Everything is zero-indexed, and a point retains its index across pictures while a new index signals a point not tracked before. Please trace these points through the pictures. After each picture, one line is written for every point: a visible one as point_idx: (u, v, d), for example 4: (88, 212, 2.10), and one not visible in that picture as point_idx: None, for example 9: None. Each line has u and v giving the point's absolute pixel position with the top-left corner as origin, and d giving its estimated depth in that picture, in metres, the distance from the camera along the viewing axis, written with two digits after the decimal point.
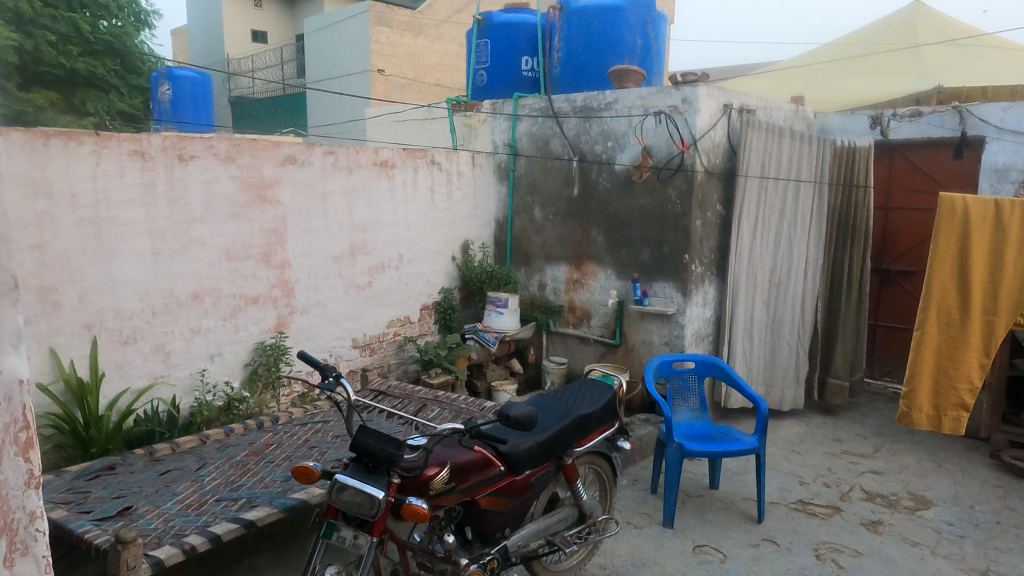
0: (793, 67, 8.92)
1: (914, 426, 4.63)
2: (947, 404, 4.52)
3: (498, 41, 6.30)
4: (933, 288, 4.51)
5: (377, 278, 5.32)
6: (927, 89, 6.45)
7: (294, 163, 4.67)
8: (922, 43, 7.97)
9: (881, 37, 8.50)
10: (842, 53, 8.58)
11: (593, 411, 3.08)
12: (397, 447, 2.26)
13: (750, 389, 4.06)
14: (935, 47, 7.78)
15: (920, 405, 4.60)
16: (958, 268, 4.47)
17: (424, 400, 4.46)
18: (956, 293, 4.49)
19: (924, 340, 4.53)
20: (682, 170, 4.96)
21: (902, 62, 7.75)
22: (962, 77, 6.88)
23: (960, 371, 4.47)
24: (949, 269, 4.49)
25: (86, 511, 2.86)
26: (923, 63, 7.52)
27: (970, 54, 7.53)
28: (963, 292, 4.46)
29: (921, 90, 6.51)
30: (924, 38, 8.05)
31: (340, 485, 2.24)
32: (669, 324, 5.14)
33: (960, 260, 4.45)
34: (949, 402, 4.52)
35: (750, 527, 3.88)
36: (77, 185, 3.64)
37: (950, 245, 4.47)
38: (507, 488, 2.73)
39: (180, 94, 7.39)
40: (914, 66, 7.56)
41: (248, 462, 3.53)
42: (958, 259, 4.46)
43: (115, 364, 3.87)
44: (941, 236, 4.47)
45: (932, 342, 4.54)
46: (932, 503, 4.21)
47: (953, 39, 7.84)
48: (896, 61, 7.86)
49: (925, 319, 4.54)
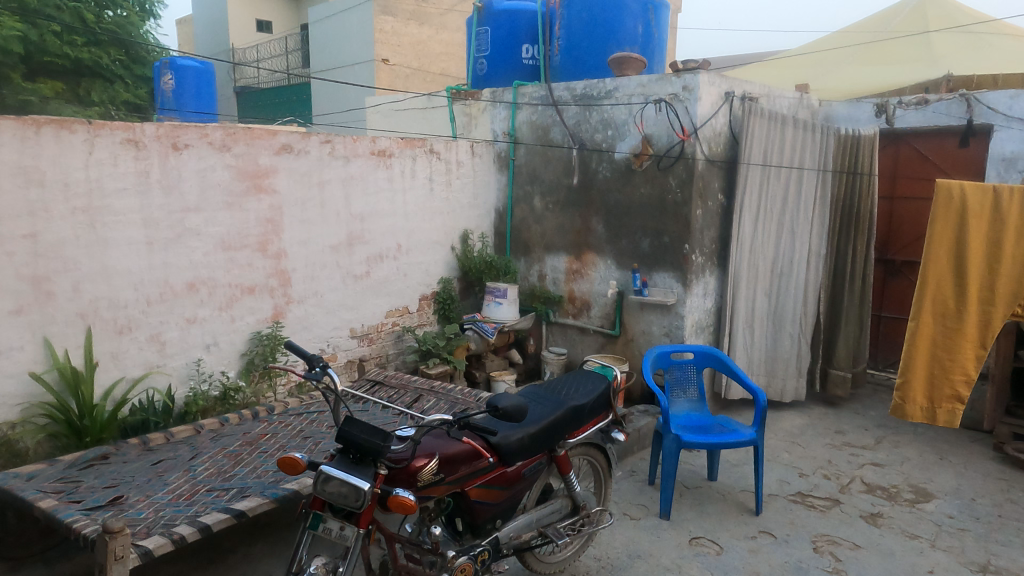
0: (800, 54, 8.80)
1: (908, 419, 4.57)
2: (941, 396, 4.45)
3: (499, 29, 6.23)
4: (929, 277, 4.42)
5: (375, 268, 5.29)
6: (937, 77, 6.36)
7: (291, 152, 4.64)
8: (932, 29, 7.86)
9: (892, 24, 8.40)
10: (851, 40, 8.48)
11: (586, 402, 3.05)
12: (384, 438, 2.24)
13: (749, 380, 4.02)
14: (944, 34, 7.68)
15: (914, 398, 4.54)
16: (954, 257, 4.39)
17: (420, 390, 4.42)
18: (953, 282, 4.40)
19: (920, 330, 4.46)
20: (682, 159, 4.90)
21: (911, 50, 7.65)
22: (974, 65, 6.76)
23: (956, 363, 4.40)
24: (946, 257, 4.40)
25: (77, 501, 2.85)
26: (933, 51, 7.41)
27: (980, 40, 7.42)
28: (960, 281, 4.37)
29: (930, 78, 6.43)
30: (934, 25, 7.94)
31: (325, 476, 2.22)
32: (669, 315, 5.10)
33: (958, 248, 4.37)
34: (944, 395, 4.46)
35: (747, 519, 3.85)
36: (70, 174, 3.62)
37: (947, 232, 4.38)
38: (499, 479, 2.70)
39: (183, 82, 7.33)
40: (924, 53, 7.47)
41: (242, 452, 3.51)
42: (956, 246, 4.38)
43: (110, 354, 3.87)
44: (938, 223, 4.39)
45: (928, 332, 4.47)
46: (933, 496, 4.16)
47: (963, 26, 7.73)
48: (905, 48, 7.77)
49: (921, 309, 4.46)
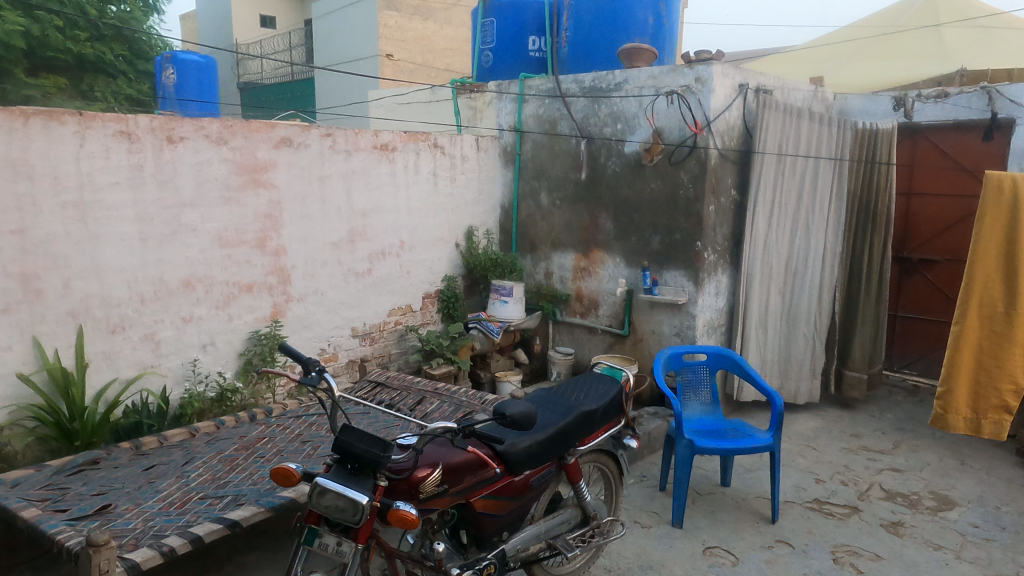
0: (808, 48, 8.63)
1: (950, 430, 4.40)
2: (987, 407, 4.29)
3: (505, 21, 6.07)
4: (976, 277, 4.26)
5: (377, 265, 5.15)
6: (950, 71, 6.20)
7: (290, 146, 4.50)
8: (942, 22, 7.68)
9: (902, 17, 8.21)
10: (860, 34, 8.31)
11: (598, 407, 2.89)
12: (384, 448, 2.09)
13: (764, 382, 3.86)
14: (956, 29, 7.48)
15: (958, 408, 4.38)
16: (1004, 256, 4.22)
17: (424, 392, 4.28)
18: (1001, 283, 4.24)
19: (963, 336, 4.29)
20: (695, 152, 4.73)
21: (923, 44, 7.46)
22: (990, 60, 6.57)
23: (1003, 371, 4.23)
24: (994, 257, 4.24)
25: (62, 509, 2.71)
26: (944, 45, 7.24)
27: (992, 35, 7.25)
28: (1010, 282, 4.21)
29: (943, 72, 6.27)
30: (946, 18, 7.74)
31: (321, 488, 2.07)
32: (680, 315, 4.94)
33: (1008, 246, 4.21)
34: (990, 405, 4.30)
35: (763, 528, 3.70)
36: (60, 168, 3.49)
37: (995, 231, 4.23)
38: (505, 489, 2.56)
39: (185, 78, 6.99)
40: (935, 46, 7.30)
41: (237, 457, 3.38)
42: (1005, 245, 4.22)
43: (102, 354, 3.73)
44: (986, 221, 4.23)
45: (973, 337, 4.30)
46: (955, 504, 4.01)
47: (975, 19, 7.55)
48: (916, 41, 7.59)
49: (966, 313, 4.29)
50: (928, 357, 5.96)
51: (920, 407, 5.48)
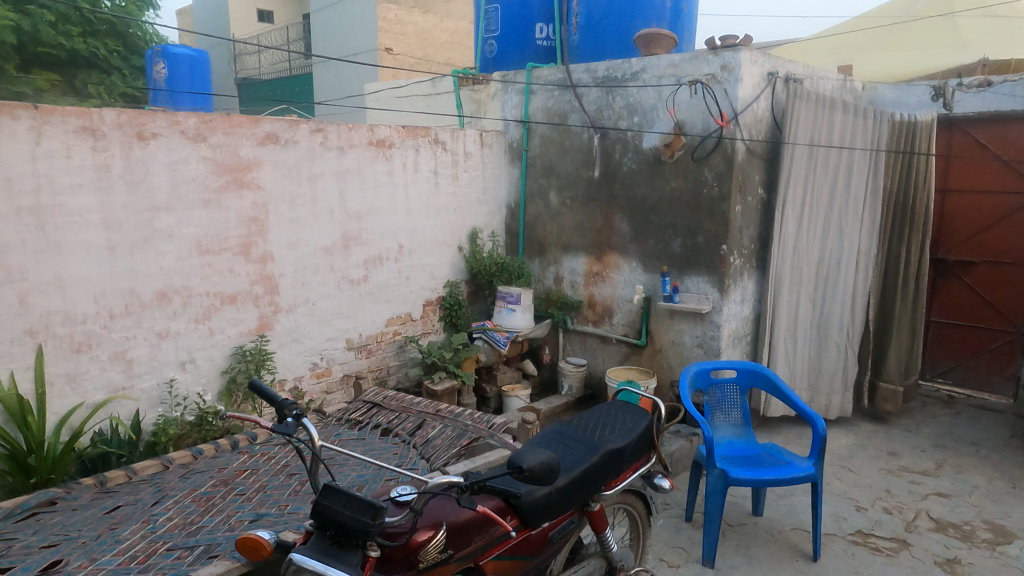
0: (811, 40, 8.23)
1: None
2: None
3: (510, 8, 5.67)
4: None
5: (373, 271, 4.75)
6: (972, 61, 5.81)
7: (277, 143, 4.11)
8: (958, 10, 7.27)
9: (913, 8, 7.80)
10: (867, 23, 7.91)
11: (625, 444, 2.50)
12: (373, 515, 1.69)
13: (802, 403, 3.44)
14: (973, 16, 7.06)
15: None
16: None
17: (424, 414, 3.87)
18: None
19: None
20: (720, 148, 4.33)
21: (938, 34, 7.04)
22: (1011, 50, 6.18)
23: None
24: None
25: (3, 569, 2.34)
26: (961, 34, 6.84)
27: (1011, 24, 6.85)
28: None
29: (964, 62, 5.87)
30: (961, 6, 7.34)
31: (295, 566, 1.69)
32: (703, 324, 4.54)
33: None
34: None
35: (803, 567, 3.31)
36: (14, 169, 3.09)
37: None
38: (522, 546, 2.19)
39: (178, 72, 6.51)
40: (951, 35, 6.91)
41: (214, 495, 2.99)
42: None
43: (66, 376, 3.34)
44: None
45: None
46: (1014, 536, 3.61)
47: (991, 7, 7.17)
48: (928, 31, 7.20)
49: None
50: (964, 366, 5.56)
51: (960, 421, 5.09)
